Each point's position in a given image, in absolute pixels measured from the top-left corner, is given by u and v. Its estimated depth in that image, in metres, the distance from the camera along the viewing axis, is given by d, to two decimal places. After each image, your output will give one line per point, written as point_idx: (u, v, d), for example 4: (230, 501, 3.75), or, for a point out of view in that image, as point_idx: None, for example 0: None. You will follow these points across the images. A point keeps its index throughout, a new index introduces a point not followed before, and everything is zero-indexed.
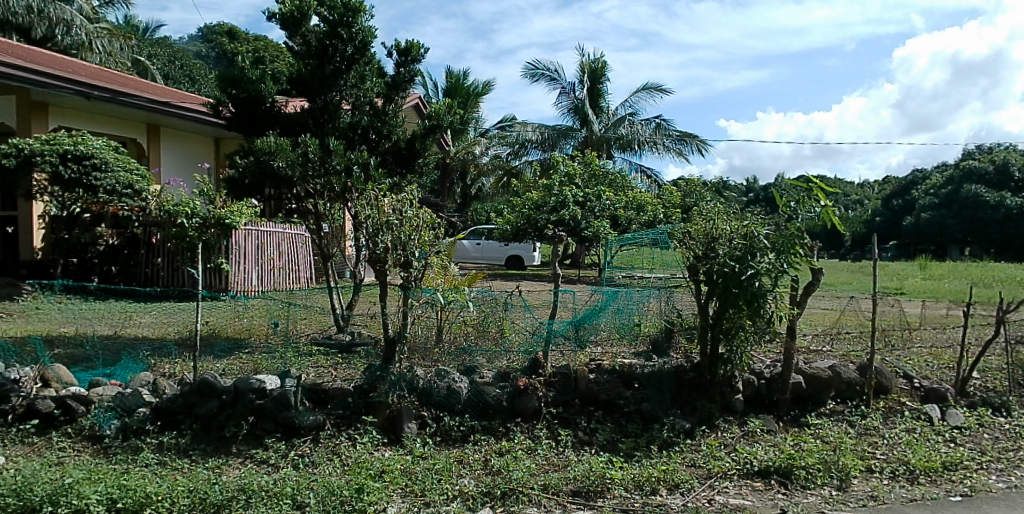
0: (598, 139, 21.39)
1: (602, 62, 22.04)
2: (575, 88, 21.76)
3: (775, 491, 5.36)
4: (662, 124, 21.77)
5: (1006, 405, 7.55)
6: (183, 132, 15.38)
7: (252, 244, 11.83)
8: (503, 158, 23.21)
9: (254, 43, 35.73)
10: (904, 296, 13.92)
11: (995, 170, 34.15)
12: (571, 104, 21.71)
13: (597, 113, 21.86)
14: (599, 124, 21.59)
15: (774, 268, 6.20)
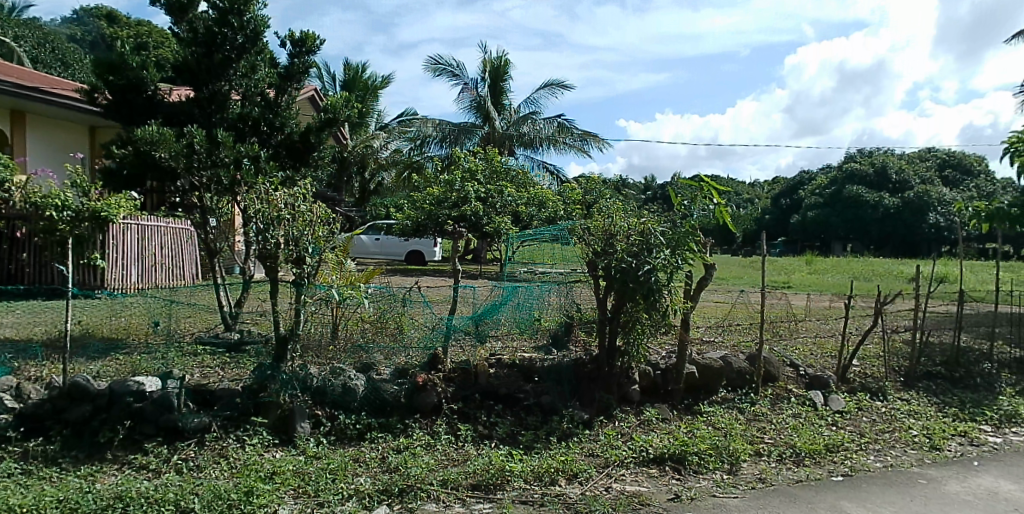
0: (500, 135, 21.70)
1: (504, 59, 22.47)
2: (477, 85, 21.94)
3: (669, 476, 5.54)
4: (565, 123, 21.92)
5: (881, 389, 8.13)
6: (53, 120, 14.47)
7: (131, 239, 11.34)
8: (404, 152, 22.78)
9: (134, 28, 33.95)
10: (790, 289, 14.68)
11: (874, 172, 36.48)
12: (473, 100, 21.81)
13: (500, 110, 22.27)
14: (501, 121, 21.92)
15: (669, 264, 6.44)
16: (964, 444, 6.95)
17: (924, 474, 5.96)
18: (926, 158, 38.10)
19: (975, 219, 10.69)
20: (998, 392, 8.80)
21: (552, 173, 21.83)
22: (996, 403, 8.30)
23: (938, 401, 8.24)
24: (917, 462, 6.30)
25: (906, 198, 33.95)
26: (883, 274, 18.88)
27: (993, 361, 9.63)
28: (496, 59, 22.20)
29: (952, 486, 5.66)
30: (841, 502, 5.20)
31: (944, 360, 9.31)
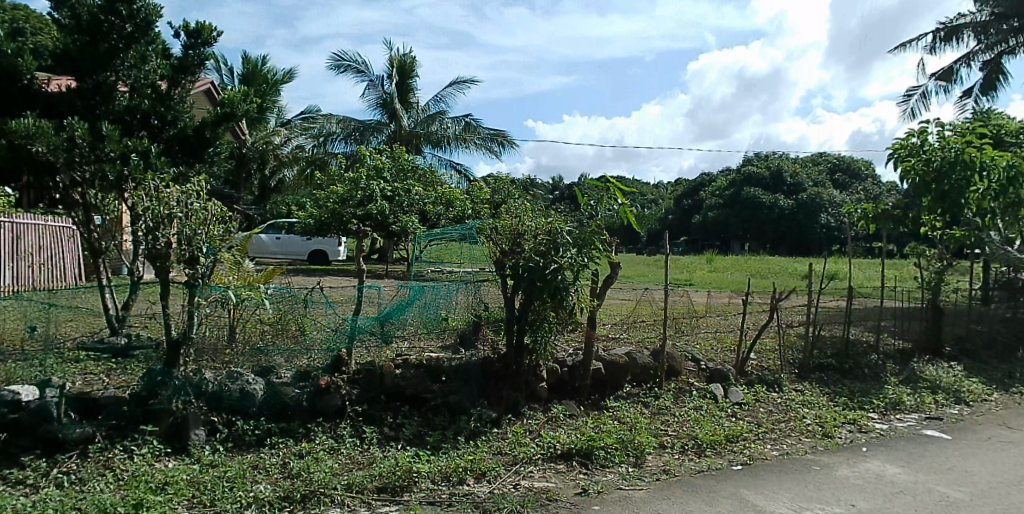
0: (407, 134, 21.55)
1: (411, 57, 22.27)
2: (383, 82, 21.83)
3: (576, 471, 5.64)
4: (472, 123, 21.87)
5: (777, 381, 8.55)
6: None
7: (5, 238, 10.59)
8: (308, 149, 22.51)
9: (10, 12, 31.64)
10: (693, 287, 15.26)
11: (771, 175, 38.31)
12: (378, 97, 21.70)
13: (406, 108, 22.07)
14: (408, 120, 21.78)
15: (576, 263, 6.52)
16: (854, 431, 7.42)
17: (818, 460, 6.31)
18: (817, 162, 40.31)
19: (863, 220, 11.39)
20: (882, 381, 9.45)
21: (461, 173, 21.79)
22: (881, 392, 8.91)
23: (829, 391, 8.78)
24: (811, 449, 6.67)
25: (799, 200, 35.96)
26: (777, 272, 19.96)
27: (878, 352, 10.32)
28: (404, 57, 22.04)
29: (841, 471, 6.03)
30: (740, 490, 5.43)
31: (835, 352, 9.85)
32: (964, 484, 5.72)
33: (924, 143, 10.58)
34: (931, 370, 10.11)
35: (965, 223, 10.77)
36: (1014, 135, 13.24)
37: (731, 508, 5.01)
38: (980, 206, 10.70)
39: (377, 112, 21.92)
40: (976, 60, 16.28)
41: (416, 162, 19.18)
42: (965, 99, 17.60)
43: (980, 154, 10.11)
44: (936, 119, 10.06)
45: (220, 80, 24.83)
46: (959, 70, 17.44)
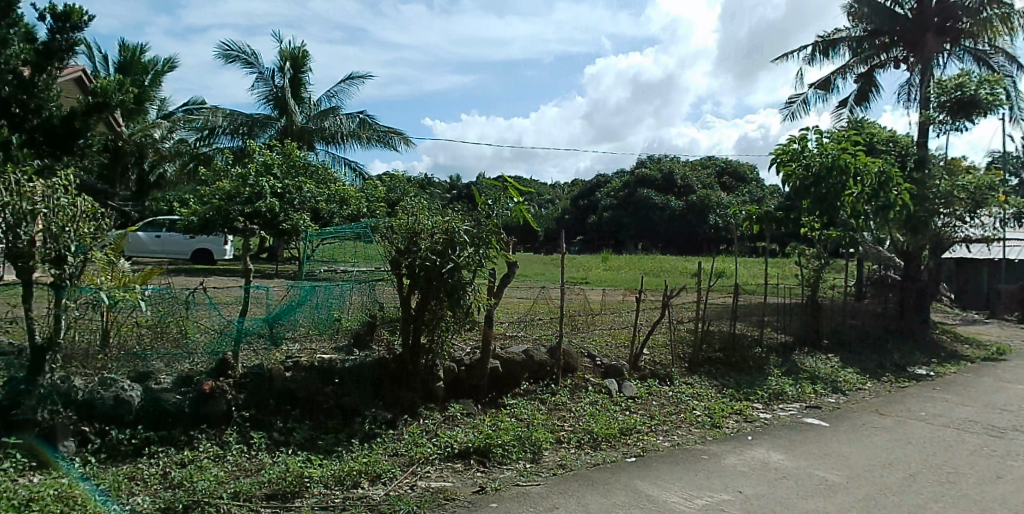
0: (298, 130, 20.84)
1: (303, 50, 21.73)
2: (273, 75, 21.15)
3: (473, 469, 5.65)
4: (368, 119, 21.39)
5: (668, 375, 8.93)
6: None
7: None
8: (190, 143, 21.53)
9: None
10: (588, 285, 15.69)
11: (662, 177, 39.69)
12: (269, 91, 21.01)
13: (298, 103, 21.51)
14: (300, 114, 21.15)
15: (473, 262, 6.56)
16: (740, 420, 7.86)
17: (707, 450, 6.63)
18: (705, 164, 41.99)
19: (748, 221, 12.03)
20: (767, 372, 10.09)
21: (355, 169, 21.41)
22: (766, 383, 9.49)
23: (718, 383, 9.25)
24: (701, 439, 7.01)
25: (689, 201, 37.63)
26: (669, 270, 20.83)
27: (762, 345, 10.94)
28: (294, 50, 21.47)
29: (729, 459, 6.35)
30: (635, 481, 5.62)
31: (723, 346, 10.35)
32: (841, 468, 6.16)
33: (804, 149, 11.29)
34: (810, 362, 10.93)
35: (841, 224, 11.44)
36: (884, 142, 14.23)
37: (625, 499, 5.17)
38: (854, 208, 11.36)
39: (267, 106, 21.21)
40: (852, 72, 17.51)
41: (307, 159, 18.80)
42: (840, 108, 18.97)
43: (854, 160, 10.87)
44: (814, 127, 10.78)
45: (92, 67, 23.17)
46: (836, 80, 18.76)
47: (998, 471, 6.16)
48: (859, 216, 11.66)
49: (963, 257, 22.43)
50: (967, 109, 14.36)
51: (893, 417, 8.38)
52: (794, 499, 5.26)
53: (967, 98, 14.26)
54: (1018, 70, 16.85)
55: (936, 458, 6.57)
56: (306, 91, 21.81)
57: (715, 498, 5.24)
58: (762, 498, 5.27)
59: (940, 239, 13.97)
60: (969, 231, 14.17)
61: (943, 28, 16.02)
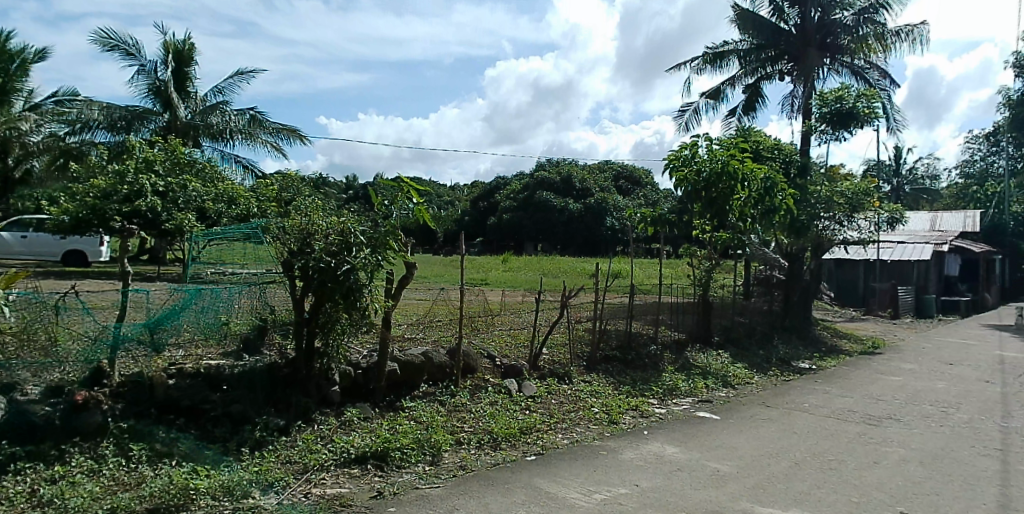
0: (184, 125, 19.77)
1: (190, 43, 20.73)
2: (156, 68, 19.99)
3: (370, 474, 5.56)
4: (258, 116, 20.39)
5: (567, 374, 9.12)
6: None
7: None
8: (60, 136, 20.01)
9: None
10: (486, 286, 15.85)
11: (561, 180, 40.45)
12: (151, 84, 19.78)
13: (183, 98, 20.51)
14: (185, 110, 20.13)
15: (369, 264, 6.37)
16: (636, 416, 8.14)
17: (604, 446, 6.83)
18: (602, 168, 43.08)
19: (642, 224, 12.43)
20: (661, 369, 10.51)
21: (247, 167, 20.57)
22: (660, 380, 9.87)
23: (614, 381, 9.52)
24: (598, 435, 7.21)
25: (587, 204, 38.62)
26: (567, 271, 21.33)
27: (657, 343, 11.34)
28: (180, 42, 20.41)
29: (626, 454, 6.57)
30: (535, 479, 5.70)
31: (619, 344, 10.67)
32: (730, 459, 6.49)
33: (694, 155, 11.80)
34: (702, 358, 11.49)
35: (730, 227, 12.05)
36: (769, 150, 15.11)
37: (525, 497, 5.23)
38: (742, 212, 12.06)
39: (148, 99, 19.96)
40: (740, 83, 18.55)
41: (195, 157, 17.93)
42: (729, 117, 20.04)
43: (742, 166, 11.47)
44: (705, 134, 11.30)
45: None
46: (726, 90, 19.81)
47: (873, 457, 6.68)
48: (746, 219, 12.34)
49: (842, 258, 24.18)
50: (845, 121, 15.49)
51: (778, 409, 8.94)
52: (687, 490, 5.50)
53: (846, 110, 15.38)
54: (891, 86, 18.36)
55: (817, 446, 7.05)
56: (191, 85, 20.79)
57: (613, 493, 5.41)
58: (657, 491, 5.49)
59: (820, 241, 14.98)
60: (847, 233, 15.20)
61: (823, 44, 17.32)
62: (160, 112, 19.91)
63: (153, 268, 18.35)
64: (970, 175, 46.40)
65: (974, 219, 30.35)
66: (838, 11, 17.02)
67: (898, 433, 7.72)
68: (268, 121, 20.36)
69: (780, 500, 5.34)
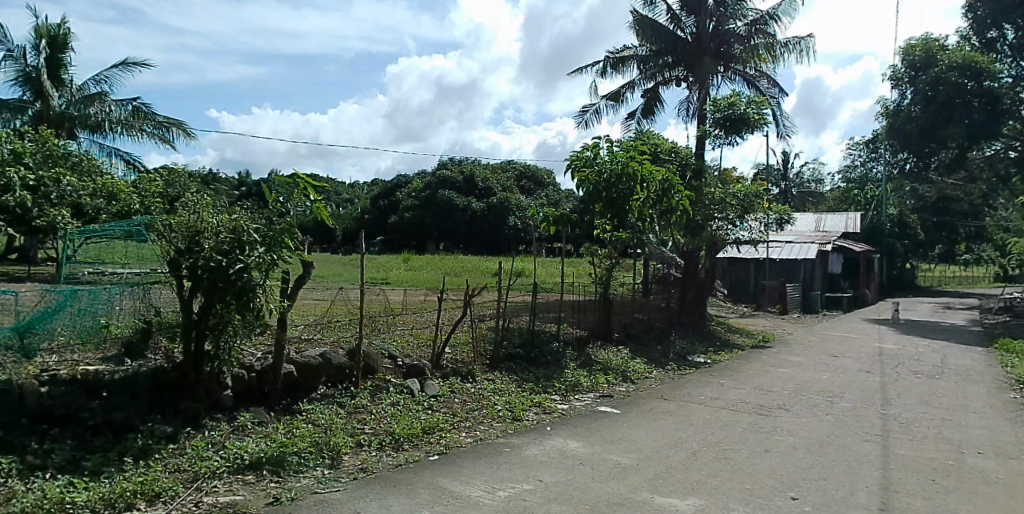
0: (57, 115, 18.35)
1: (66, 28, 19.40)
2: (26, 54, 18.57)
3: (266, 480, 5.35)
4: (143, 108, 19.09)
5: (470, 372, 9.13)
6: None
7: None
8: None
9: None
10: (387, 285, 15.67)
11: (464, 179, 40.42)
12: (21, 71, 18.48)
13: (57, 86, 19.09)
14: (59, 98, 18.71)
15: (264, 263, 6.10)
16: (539, 413, 8.28)
17: (507, 443, 6.91)
18: (506, 168, 43.39)
19: (545, 223, 12.58)
20: (563, 366, 10.70)
21: (129, 161, 19.37)
22: (562, 376, 10.07)
23: (517, 378, 9.63)
24: (502, 433, 7.29)
25: (490, 203, 38.81)
26: (470, 270, 21.32)
27: (559, 340, 11.52)
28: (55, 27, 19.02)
29: (530, 450, 6.67)
30: (438, 479, 5.68)
31: (523, 342, 10.76)
32: (631, 452, 6.72)
33: (594, 156, 12.09)
34: (603, 354, 11.80)
35: (629, 226, 12.46)
36: (666, 152, 15.78)
37: (429, 497, 5.21)
38: (640, 212, 12.50)
39: (17, 87, 18.52)
40: (640, 87, 19.23)
41: (69, 150, 16.67)
42: (629, 120, 20.70)
43: (640, 168, 11.87)
44: (607, 136, 11.61)
45: None
46: (625, 93, 20.46)
47: (765, 446, 7.11)
48: (645, 219, 12.78)
49: (735, 256, 25.52)
50: (737, 126, 16.36)
51: (676, 402, 9.35)
52: (589, 483, 5.66)
53: (738, 116, 16.24)
54: (780, 95, 19.52)
55: (713, 437, 7.43)
56: (67, 73, 19.55)
57: (517, 489, 5.48)
58: (561, 485, 5.61)
59: (715, 241, 15.66)
60: (740, 233, 16.01)
61: (717, 52, 18.17)
62: (32, 101, 18.56)
63: (19, 268, 16.86)
64: (850, 179, 50.02)
65: (854, 221, 32.78)
66: (732, 22, 17.96)
67: (787, 422, 8.25)
68: (154, 113, 19.12)
69: (679, 489, 5.58)
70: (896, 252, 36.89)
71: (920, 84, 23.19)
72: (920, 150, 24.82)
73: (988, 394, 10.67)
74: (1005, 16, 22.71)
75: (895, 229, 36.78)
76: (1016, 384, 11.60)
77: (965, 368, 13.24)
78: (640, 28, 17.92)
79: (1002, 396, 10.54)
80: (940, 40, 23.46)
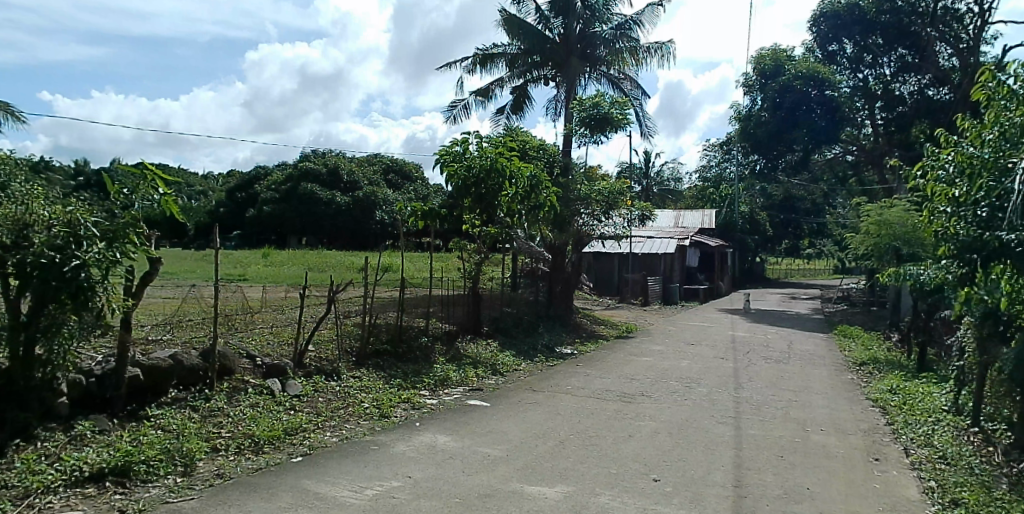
0: None
1: None
2: None
3: (111, 492, 5.00)
4: None
5: (335, 370, 8.93)
6: None
7: None
8: None
9: None
10: (246, 282, 14.98)
11: (328, 172, 39.20)
12: None
13: None
14: None
15: (105, 260, 5.67)
16: (407, 409, 8.27)
17: (376, 441, 6.86)
18: (372, 161, 42.66)
19: (413, 218, 12.52)
20: (432, 361, 10.74)
21: None
22: (432, 371, 10.13)
23: (385, 375, 9.55)
24: (369, 431, 7.22)
25: (356, 197, 37.96)
26: (335, 266, 20.83)
27: (428, 335, 11.48)
28: None
29: (398, 447, 6.67)
30: (302, 481, 5.56)
31: (390, 337, 10.58)
32: (500, 443, 6.90)
33: (463, 152, 12.18)
34: (472, 348, 11.99)
35: (498, 222, 12.78)
36: (535, 149, 16.21)
37: (292, 500, 5.10)
38: (509, 208, 12.78)
39: None
40: (508, 85, 19.60)
41: None
42: (498, 116, 21.02)
43: (509, 163, 12.11)
44: (475, 132, 11.71)
45: None
46: (493, 90, 20.75)
47: (628, 431, 7.55)
48: (514, 215, 13.02)
49: (600, 251, 26.66)
50: (601, 125, 17.10)
51: (544, 392, 9.70)
52: (459, 477, 5.76)
53: (603, 115, 17.00)
54: (642, 96, 20.60)
55: (580, 425, 7.79)
56: None
57: (385, 487, 5.48)
58: (430, 480, 5.67)
59: (581, 236, 16.27)
60: (605, 229, 16.75)
61: (584, 54, 18.78)
62: None
63: None
64: (706, 179, 53.63)
65: (708, 218, 35.21)
66: (598, 25, 18.70)
67: (649, 408, 8.80)
68: None
69: (547, 477, 5.82)
70: (746, 247, 40.10)
71: (770, 91, 25.31)
72: (768, 152, 27.00)
73: (829, 376, 11.94)
74: (845, 31, 25.26)
75: (746, 225, 39.93)
76: (852, 366, 13.06)
77: (807, 353, 14.69)
78: (509, 25, 18.28)
79: (841, 377, 11.82)
80: (787, 51, 25.70)
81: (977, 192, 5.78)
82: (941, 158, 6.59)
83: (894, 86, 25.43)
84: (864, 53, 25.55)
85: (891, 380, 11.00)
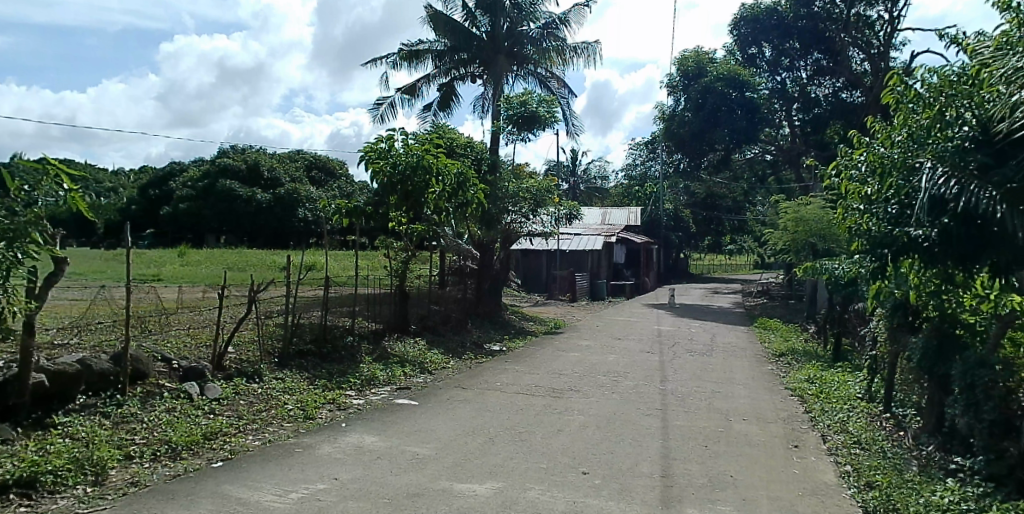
0: None
1: None
2: None
3: (14, 505, 4.75)
4: None
5: (257, 372, 8.72)
6: None
7: None
8: None
9: None
10: (161, 283, 14.39)
11: (247, 168, 37.99)
12: None
13: None
14: None
15: (5, 260, 5.29)
16: (333, 410, 8.17)
17: (300, 443, 6.76)
18: (295, 157, 41.60)
19: (337, 215, 12.33)
20: (358, 361, 10.63)
21: None
22: (358, 371, 10.02)
23: (309, 375, 9.41)
24: (293, 433, 7.09)
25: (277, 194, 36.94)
26: (255, 264, 20.28)
27: (354, 334, 11.34)
28: None
29: (324, 449, 6.60)
30: (222, 487, 5.43)
31: (314, 337, 10.37)
32: (429, 442, 6.92)
33: (389, 148, 12.08)
34: (399, 347, 11.93)
35: (424, 219, 12.94)
36: (462, 147, 16.20)
37: (212, 507, 4.98)
38: (436, 205, 12.83)
39: None
40: (435, 82, 19.55)
41: None
42: (425, 113, 20.91)
43: (436, 160, 12.01)
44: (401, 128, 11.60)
45: None
46: (420, 87, 20.62)
47: (557, 426, 7.71)
48: (441, 213, 13.23)
49: (528, 248, 26.94)
50: (529, 123, 17.28)
51: (474, 389, 9.76)
52: (387, 477, 5.75)
53: (530, 114, 17.18)
54: (569, 95, 20.90)
55: (509, 421, 7.89)
56: None
57: (311, 490, 5.42)
58: (356, 482, 5.64)
59: (510, 233, 16.39)
60: (533, 226, 16.94)
61: (511, 52, 18.91)
62: None
63: None
64: (632, 178, 54.99)
65: (634, 215, 36.14)
66: (526, 24, 18.87)
67: (577, 402, 8.99)
68: None
69: (476, 474, 5.89)
70: (670, 243, 41.34)
71: (693, 92, 26.28)
72: (692, 151, 28.04)
73: (750, 367, 12.49)
74: (764, 36, 26.56)
75: (669, 222, 41.17)
76: (773, 357, 13.73)
77: (729, 345, 15.32)
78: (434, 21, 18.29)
79: (763, 368, 12.41)
80: (708, 53, 26.62)
81: (887, 190, 6.21)
82: (854, 159, 7.08)
83: (810, 89, 26.89)
84: (781, 56, 26.84)
85: (809, 370, 11.64)
